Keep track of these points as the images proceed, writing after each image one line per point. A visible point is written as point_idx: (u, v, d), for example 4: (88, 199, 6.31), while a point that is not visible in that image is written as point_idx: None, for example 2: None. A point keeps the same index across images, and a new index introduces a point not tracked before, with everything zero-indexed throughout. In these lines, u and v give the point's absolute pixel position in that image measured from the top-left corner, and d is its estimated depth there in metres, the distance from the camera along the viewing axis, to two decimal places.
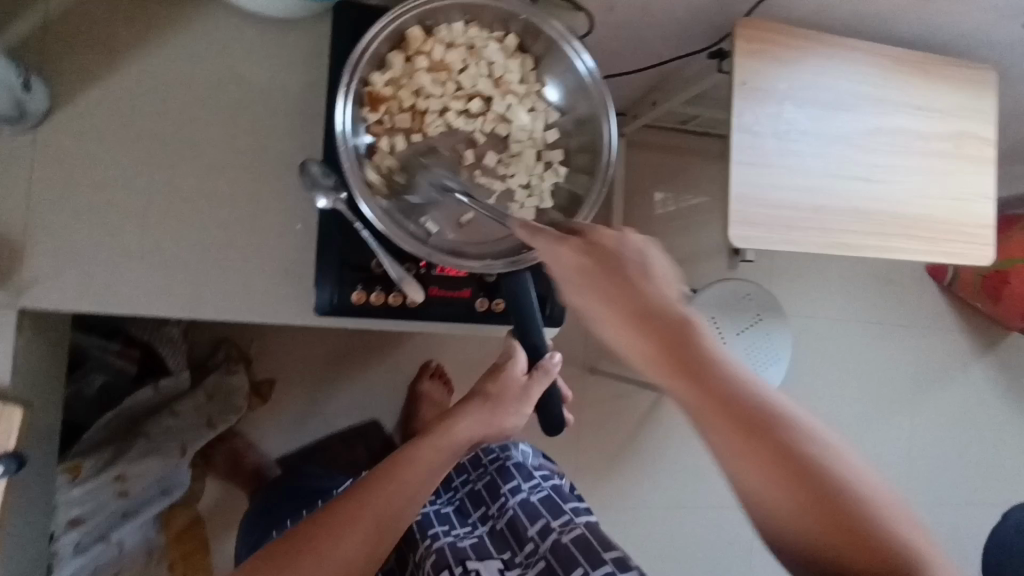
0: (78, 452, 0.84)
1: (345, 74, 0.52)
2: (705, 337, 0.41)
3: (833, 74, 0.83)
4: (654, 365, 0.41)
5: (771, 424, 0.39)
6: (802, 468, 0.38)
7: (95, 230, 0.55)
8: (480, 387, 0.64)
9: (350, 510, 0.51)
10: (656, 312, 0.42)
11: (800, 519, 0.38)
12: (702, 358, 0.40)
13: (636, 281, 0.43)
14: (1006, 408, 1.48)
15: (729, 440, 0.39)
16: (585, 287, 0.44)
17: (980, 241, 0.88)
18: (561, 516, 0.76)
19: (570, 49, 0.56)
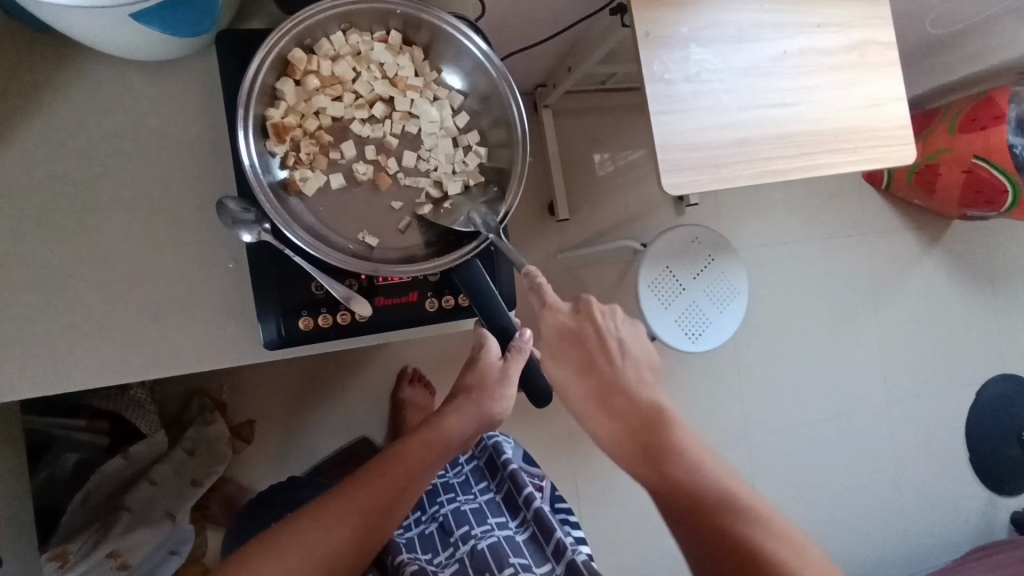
0: (60, 538, 0.82)
1: (240, 114, 0.51)
2: (657, 414, 0.54)
3: (731, 9, 0.84)
4: (604, 422, 0.55)
5: (705, 489, 0.50)
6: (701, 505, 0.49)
7: (22, 312, 0.53)
8: (462, 382, 0.61)
9: (339, 504, 0.52)
10: (618, 387, 0.56)
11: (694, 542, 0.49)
12: (652, 427, 0.53)
13: (599, 359, 0.57)
14: (961, 292, 1.55)
15: (648, 474, 0.52)
16: (557, 356, 0.58)
17: (901, 140, 0.91)
18: (545, 562, 0.75)
19: (455, 33, 0.55)
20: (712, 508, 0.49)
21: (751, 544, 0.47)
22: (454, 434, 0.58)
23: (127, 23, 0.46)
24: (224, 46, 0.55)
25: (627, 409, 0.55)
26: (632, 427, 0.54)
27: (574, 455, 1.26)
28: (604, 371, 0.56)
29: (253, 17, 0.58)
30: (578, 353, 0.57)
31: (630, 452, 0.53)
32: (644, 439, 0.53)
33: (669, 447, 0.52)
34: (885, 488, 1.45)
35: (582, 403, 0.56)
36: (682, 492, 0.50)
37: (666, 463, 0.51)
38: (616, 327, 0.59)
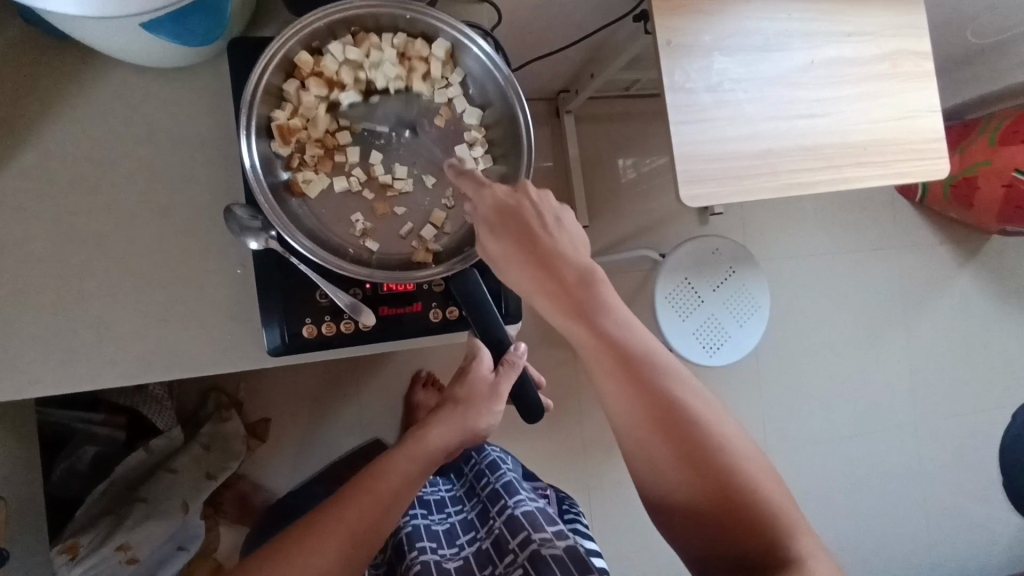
0: (75, 530, 0.83)
1: (243, 116, 0.50)
2: (600, 293, 0.49)
3: (758, 17, 0.82)
4: (556, 308, 0.49)
5: (653, 373, 0.49)
6: (659, 402, 0.49)
7: (34, 314, 0.54)
8: (450, 393, 0.60)
9: (324, 523, 0.51)
10: (560, 263, 0.49)
11: (651, 435, 0.49)
12: (594, 305, 0.49)
13: (544, 230, 0.49)
14: (998, 311, 1.48)
15: (609, 378, 0.49)
16: (498, 231, 0.49)
17: (934, 154, 0.87)
18: (544, 533, 0.71)
19: (464, 38, 0.54)
20: (676, 426, 0.49)
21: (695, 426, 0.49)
22: (438, 447, 0.57)
23: (139, 32, 0.47)
24: (237, 53, 0.55)
25: (570, 286, 0.49)
26: (574, 303, 0.49)
27: (588, 465, 1.24)
28: (547, 247, 0.49)
29: (265, 25, 0.58)
30: (513, 226, 0.49)
31: (600, 361, 0.49)
32: (590, 320, 0.49)
33: (621, 336, 0.49)
34: (911, 511, 1.40)
35: (519, 280, 0.49)
36: (639, 399, 0.49)
37: (614, 344, 0.49)
38: (554, 202, 0.51)
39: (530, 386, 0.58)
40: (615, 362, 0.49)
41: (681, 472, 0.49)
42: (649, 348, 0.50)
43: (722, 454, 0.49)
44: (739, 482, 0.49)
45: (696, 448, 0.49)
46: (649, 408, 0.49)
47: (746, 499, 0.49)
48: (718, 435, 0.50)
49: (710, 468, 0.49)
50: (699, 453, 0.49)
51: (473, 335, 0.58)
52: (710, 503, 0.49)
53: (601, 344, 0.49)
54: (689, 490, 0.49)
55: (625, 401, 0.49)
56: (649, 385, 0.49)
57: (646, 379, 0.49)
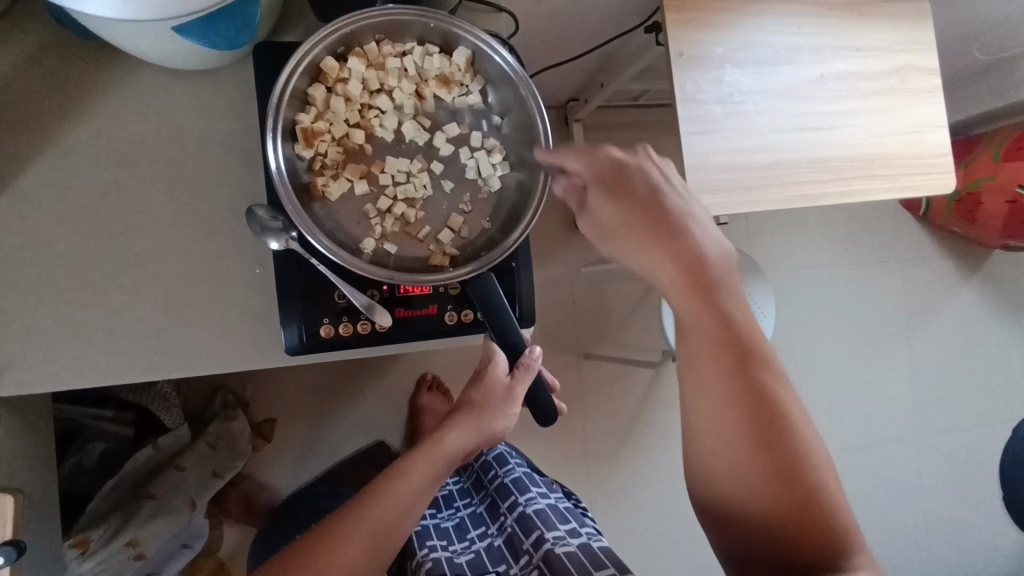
0: (84, 525, 0.82)
1: (269, 118, 0.51)
2: (727, 275, 0.48)
3: (769, 31, 0.83)
4: (673, 277, 0.48)
5: (764, 368, 0.46)
6: (761, 392, 0.45)
7: (55, 309, 0.55)
8: (466, 396, 0.61)
9: (347, 523, 0.53)
10: (686, 234, 0.48)
11: (737, 424, 0.45)
12: (716, 281, 0.47)
13: (665, 199, 0.49)
14: (1000, 325, 1.49)
15: (712, 353, 0.46)
16: (616, 191, 0.49)
17: (941, 168, 0.88)
18: (556, 531, 0.74)
19: (486, 46, 0.55)
20: (773, 423, 0.45)
21: (794, 430, 0.45)
22: (453, 449, 0.58)
23: (170, 34, 0.48)
24: (261, 57, 0.56)
25: (696, 257, 0.47)
26: (697, 277, 0.47)
27: (590, 470, 1.25)
28: (672, 212, 0.48)
29: (289, 29, 0.59)
30: (635, 193, 0.49)
31: (707, 332, 0.47)
32: (710, 297, 0.47)
33: (737, 315, 0.47)
34: (912, 523, 1.40)
35: (633, 245, 0.49)
36: (742, 381, 0.45)
37: (731, 326, 0.46)
38: (683, 184, 0.51)
39: (545, 389, 0.58)
40: (727, 344, 0.46)
41: (762, 474, 0.44)
42: (764, 337, 0.47)
43: (813, 477, 0.44)
44: (824, 512, 0.44)
45: (788, 461, 0.44)
46: (749, 401, 0.45)
47: (828, 532, 0.43)
48: (815, 459, 0.45)
49: (795, 488, 0.44)
50: (789, 468, 0.44)
51: (488, 338, 0.59)
52: (785, 523, 0.44)
53: (718, 324, 0.46)
54: (764, 505, 0.44)
55: (725, 380, 0.46)
56: (756, 373, 0.46)
57: (752, 373, 0.46)
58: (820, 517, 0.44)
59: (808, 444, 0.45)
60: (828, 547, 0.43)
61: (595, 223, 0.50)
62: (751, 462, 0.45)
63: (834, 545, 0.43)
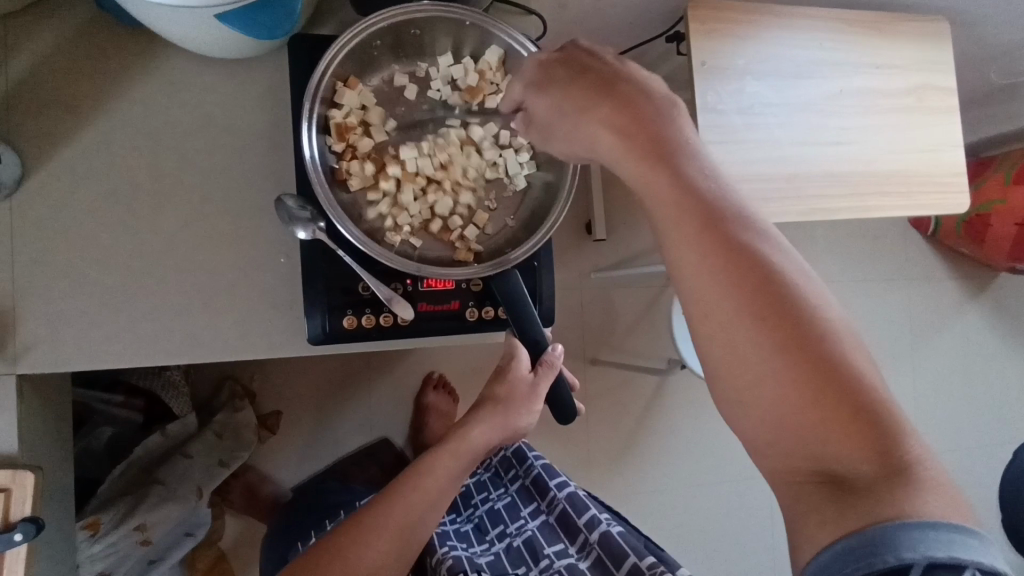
0: (95, 507, 0.83)
1: (305, 104, 0.52)
2: (682, 129, 0.41)
3: (791, 45, 0.84)
4: (626, 147, 0.40)
5: (751, 228, 0.38)
6: (749, 259, 0.37)
7: (81, 291, 0.55)
8: (489, 392, 0.61)
9: (373, 518, 0.53)
10: (636, 96, 0.41)
11: (728, 301, 0.36)
12: (672, 142, 0.40)
13: (610, 70, 0.43)
14: (1003, 347, 1.50)
15: (684, 224, 0.38)
16: (558, 84, 0.44)
17: (956, 188, 0.89)
18: (577, 535, 0.79)
19: (521, 48, 0.56)
20: (772, 292, 0.36)
21: (795, 296, 0.36)
22: (478, 444, 0.59)
23: (213, 22, 0.48)
24: (296, 50, 0.57)
25: (647, 119, 0.41)
26: (649, 140, 0.40)
27: (592, 476, 1.25)
28: (619, 81, 0.42)
29: (324, 23, 0.60)
30: (576, 73, 0.43)
31: (673, 197, 0.38)
32: (669, 158, 0.39)
33: (700, 173, 0.39)
34: None
35: (583, 122, 0.42)
36: (721, 247, 0.37)
37: (696, 185, 0.39)
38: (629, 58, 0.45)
39: (564, 386, 0.58)
40: (702, 204, 0.38)
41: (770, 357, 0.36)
42: (739, 196, 0.39)
43: (837, 346, 0.36)
44: (857, 386, 0.36)
45: (795, 327, 0.36)
46: (749, 272, 0.36)
47: (867, 411, 0.35)
48: (833, 325, 0.37)
49: (821, 365, 0.36)
50: (810, 341, 0.36)
51: (510, 334, 0.59)
52: (822, 409, 0.35)
53: (681, 186, 0.38)
54: (799, 398, 0.35)
55: (701, 249, 0.37)
56: (737, 237, 0.37)
57: (742, 241, 0.37)
58: (855, 391, 0.36)
59: (823, 308, 0.37)
60: (870, 428, 0.35)
61: (541, 108, 0.45)
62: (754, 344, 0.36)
63: (878, 421, 0.35)
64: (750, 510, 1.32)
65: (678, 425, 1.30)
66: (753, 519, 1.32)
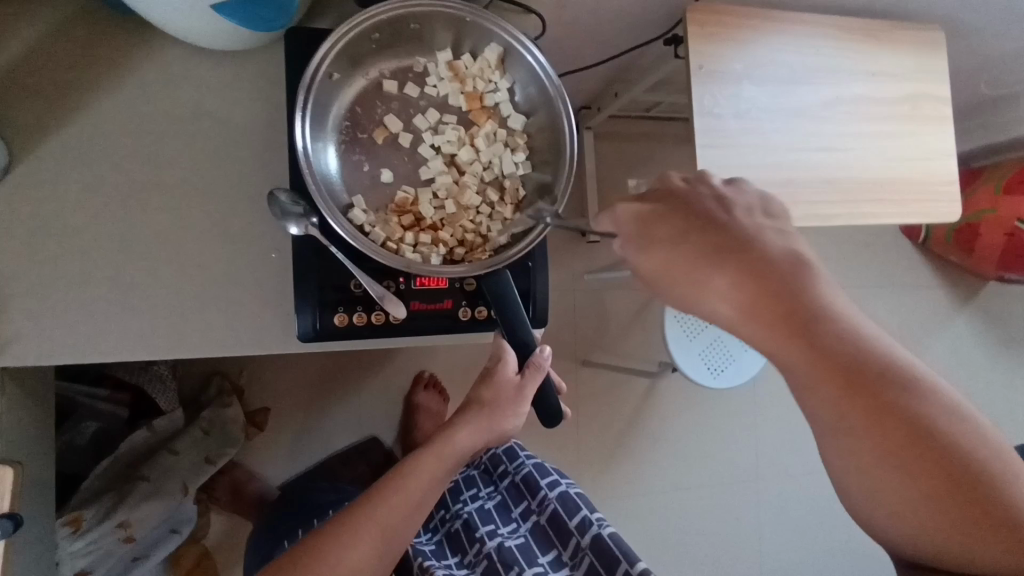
0: (77, 503, 0.82)
1: (299, 96, 0.51)
2: (813, 279, 0.38)
3: (788, 50, 0.84)
4: (753, 314, 0.38)
5: (900, 388, 0.35)
6: (902, 424, 0.35)
7: (65, 282, 0.54)
8: (475, 394, 0.60)
9: (355, 522, 0.52)
10: (754, 248, 0.39)
11: (881, 468, 0.35)
12: (806, 303, 0.37)
13: (712, 221, 0.41)
14: (990, 355, 1.51)
15: (831, 395, 0.36)
16: (655, 239, 0.42)
17: (947, 197, 0.89)
18: (569, 539, 0.80)
19: (519, 45, 0.55)
20: (927, 456, 0.34)
21: (951, 452, 0.34)
22: (463, 448, 0.57)
23: (207, 13, 0.48)
24: (293, 42, 0.56)
25: (774, 278, 0.38)
26: (785, 307, 0.37)
27: (582, 478, 1.25)
28: (728, 231, 0.40)
29: (320, 16, 0.59)
30: (680, 225, 0.42)
31: (813, 367, 0.36)
32: (808, 324, 0.37)
33: (837, 334, 0.36)
34: None
35: (708, 287, 0.39)
36: (871, 420, 0.35)
37: (837, 352, 0.36)
38: (730, 187, 0.43)
39: (552, 390, 0.58)
40: (851, 373, 0.36)
41: (927, 516, 0.35)
42: (885, 345, 0.36)
43: (1005, 497, 0.34)
44: None
45: (957, 483, 0.34)
46: (901, 435, 0.35)
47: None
48: (996, 469, 0.34)
49: (989, 514, 0.34)
50: (968, 496, 0.34)
51: (499, 334, 0.58)
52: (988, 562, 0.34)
53: (823, 358, 0.36)
54: (980, 550, 0.34)
55: (853, 422, 0.35)
56: (887, 401, 0.35)
57: (895, 404, 0.35)
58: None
59: (987, 457, 0.35)
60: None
61: (632, 249, 0.43)
62: (911, 509, 0.35)
63: None
64: (738, 515, 1.33)
65: (667, 429, 1.30)
66: (740, 523, 1.32)
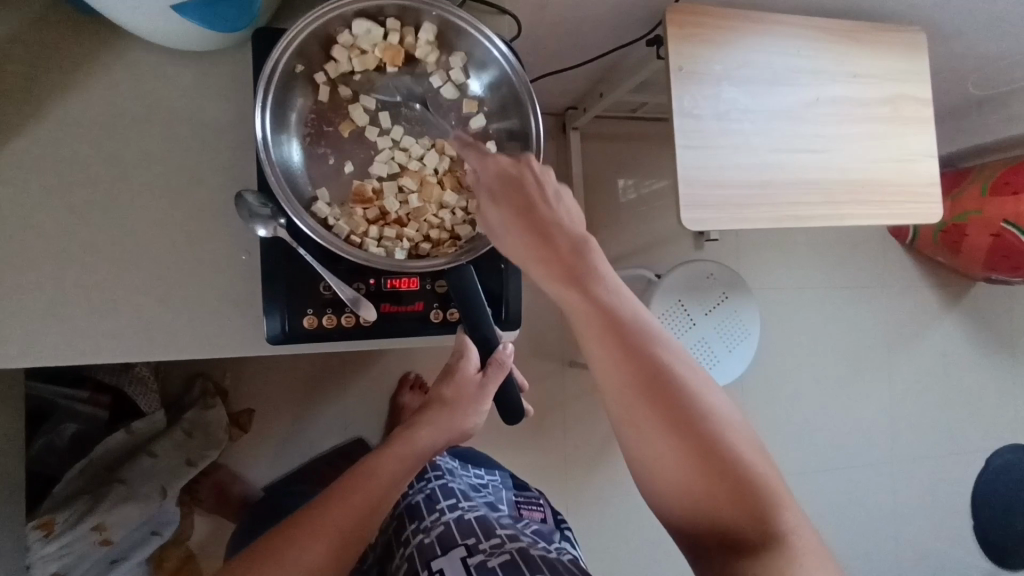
0: (51, 507, 0.82)
1: (261, 89, 0.51)
2: (594, 257, 0.49)
3: (767, 51, 0.84)
4: (554, 281, 0.48)
5: (646, 338, 0.48)
6: (644, 362, 0.47)
7: (30, 283, 0.54)
8: (436, 390, 0.59)
9: (312, 525, 0.51)
10: (557, 232, 0.49)
11: (629, 397, 0.47)
12: (587, 273, 0.48)
13: (536, 201, 0.49)
14: (977, 356, 1.52)
15: (598, 340, 0.47)
16: (497, 205, 0.49)
17: (928, 199, 0.90)
18: (535, 537, 0.78)
19: (485, 42, 0.55)
20: (658, 385, 0.46)
21: (672, 383, 0.46)
22: (424, 447, 0.57)
23: (169, 14, 0.47)
24: (261, 42, 0.56)
25: (565, 254, 0.48)
26: (572, 271, 0.48)
27: (569, 478, 1.25)
28: (542, 215, 0.49)
29: (290, 17, 0.59)
30: (516, 200, 0.49)
31: (586, 316, 0.48)
32: (584, 286, 0.48)
33: (604, 296, 0.48)
34: (884, 546, 1.41)
35: (516, 253, 0.49)
36: (625, 358, 0.47)
37: (605, 310, 0.47)
38: (559, 183, 0.51)
39: (512, 385, 0.59)
40: (606, 326, 0.47)
41: (660, 435, 0.46)
42: (637, 310, 0.49)
43: (708, 420, 0.46)
44: (721, 443, 0.46)
45: (679, 410, 0.46)
46: (643, 369, 0.46)
47: (740, 485, 0.46)
48: (701, 397, 0.47)
49: (695, 436, 0.46)
50: (682, 421, 0.46)
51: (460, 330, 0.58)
52: (700, 473, 0.46)
53: (594, 309, 0.47)
54: (681, 465, 0.46)
55: (608, 361, 0.47)
56: (636, 345, 0.47)
57: (643, 350, 0.47)
58: (724, 457, 0.46)
59: (697, 390, 0.47)
60: (747, 499, 0.45)
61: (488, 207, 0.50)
62: (640, 431, 0.47)
63: (736, 472, 0.46)
64: None
65: None
66: None
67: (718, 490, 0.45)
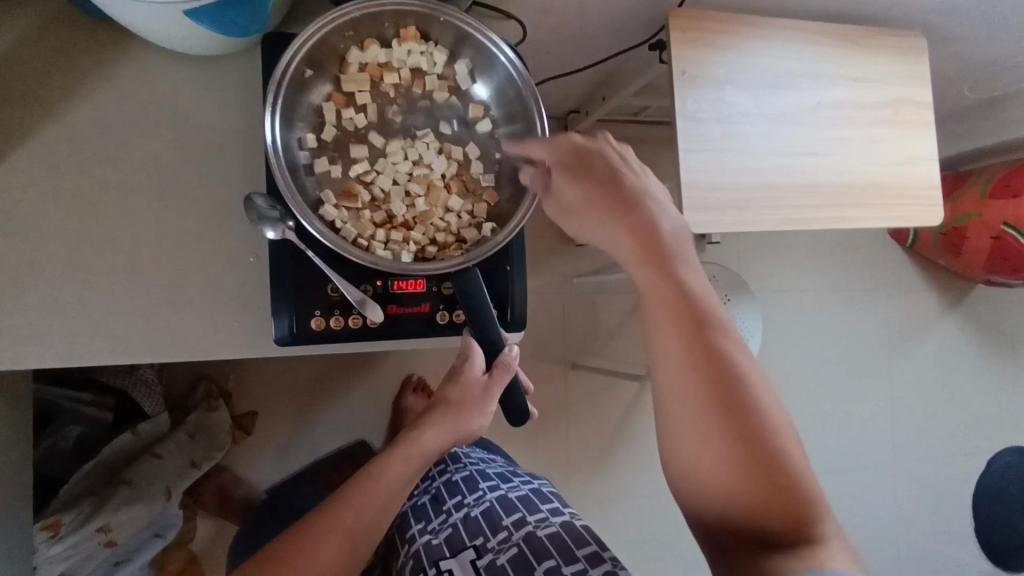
0: (57, 506, 0.82)
1: (270, 91, 0.51)
2: (678, 239, 0.47)
3: (768, 55, 0.84)
4: (636, 256, 0.46)
5: (719, 331, 0.44)
6: (718, 358, 0.43)
7: (39, 285, 0.54)
8: (441, 394, 0.60)
9: (322, 527, 0.51)
10: (642, 208, 0.47)
11: (688, 390, 0.43)
12: (671, 253, 0.46)
13: (619, 175, 0.48)
14: (977, 358, 1.52)
15: (671, 326, 0.44)
16: (575, 176, 0.49)
17: (929, 201, 0.90)
18: (537, 513, 0.78)
19: (492, 47, 0.56)
20: (726, 383, 0.42)
21: (742, 385, 0.43)
22: (430, 449, 0.58)
23: (181, 18, 0.48)
24: (269, 46, 0.57)
25: (651, 230, 0.46)
26: (660, 249, 0.45)
27: (572, 480, 1.25)
28: (628, 186, 0.48)
29: (298, 22, 0.59)
30: (598, 173, 0.48)
31: (664, 298, 0.44)
32: (667, 262, 0.45)
33: (690, 278, 0.45)
34: (886, 548, 1.41)
35: (595, 226, 0.48)
36: (697, 349, 0.43)
37: (685, 292, 0.44)
38: (641, 162, 0.51)
39: (518, 388, 0.58)
40: (682, 312, 0.44)
41: (718, 438, 0.42)
42: (719, 304, 0.45)
43: (771, 433, 0.42)
44: (781, 457, 0.42)
45: (744, 415, 0.42)
46: (712, 365, 0.42)
47: (793, 504, 0.41)
48: (766, 408, 0.43)
49: (755, 446, 0.42)
50: (745, 429, 0.42)
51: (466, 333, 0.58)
52: (749, 484, 0.41)
53: (677, 291, 0.44)
54: (731, 472, 0.41)
55: (676, 348, 0.43)
56: (712, 339, 0.43)
57: (716, 345, 0.43)
58: (779, 473, 0.42)
59: (763, 399, 0.43)
60: (797, 516, 0.42)
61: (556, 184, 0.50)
62: (697, 429, 0.42)
63: (790, 490, 0.42)
64: None
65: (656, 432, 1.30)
66: None
67: (767, 505, 0.41)
